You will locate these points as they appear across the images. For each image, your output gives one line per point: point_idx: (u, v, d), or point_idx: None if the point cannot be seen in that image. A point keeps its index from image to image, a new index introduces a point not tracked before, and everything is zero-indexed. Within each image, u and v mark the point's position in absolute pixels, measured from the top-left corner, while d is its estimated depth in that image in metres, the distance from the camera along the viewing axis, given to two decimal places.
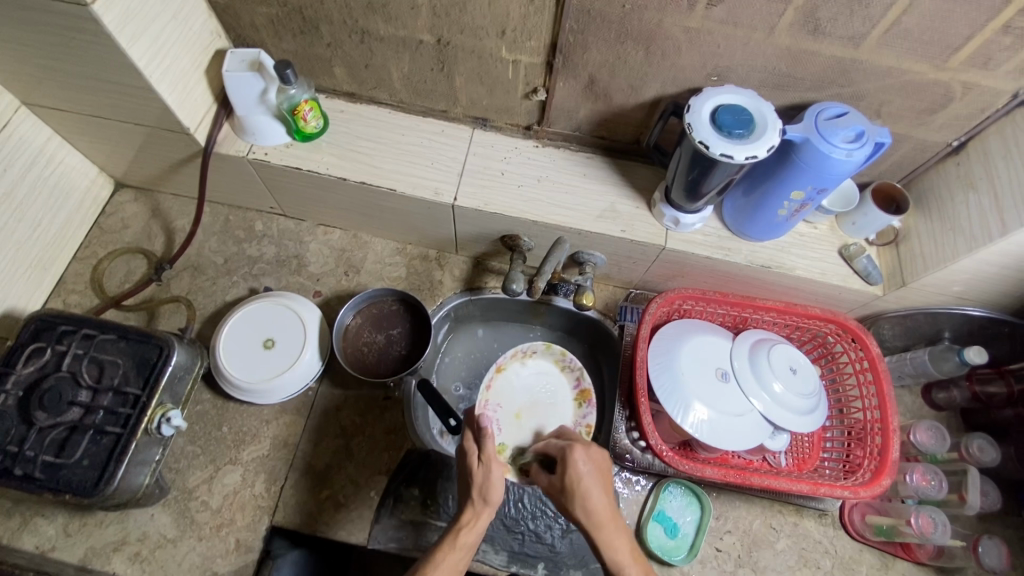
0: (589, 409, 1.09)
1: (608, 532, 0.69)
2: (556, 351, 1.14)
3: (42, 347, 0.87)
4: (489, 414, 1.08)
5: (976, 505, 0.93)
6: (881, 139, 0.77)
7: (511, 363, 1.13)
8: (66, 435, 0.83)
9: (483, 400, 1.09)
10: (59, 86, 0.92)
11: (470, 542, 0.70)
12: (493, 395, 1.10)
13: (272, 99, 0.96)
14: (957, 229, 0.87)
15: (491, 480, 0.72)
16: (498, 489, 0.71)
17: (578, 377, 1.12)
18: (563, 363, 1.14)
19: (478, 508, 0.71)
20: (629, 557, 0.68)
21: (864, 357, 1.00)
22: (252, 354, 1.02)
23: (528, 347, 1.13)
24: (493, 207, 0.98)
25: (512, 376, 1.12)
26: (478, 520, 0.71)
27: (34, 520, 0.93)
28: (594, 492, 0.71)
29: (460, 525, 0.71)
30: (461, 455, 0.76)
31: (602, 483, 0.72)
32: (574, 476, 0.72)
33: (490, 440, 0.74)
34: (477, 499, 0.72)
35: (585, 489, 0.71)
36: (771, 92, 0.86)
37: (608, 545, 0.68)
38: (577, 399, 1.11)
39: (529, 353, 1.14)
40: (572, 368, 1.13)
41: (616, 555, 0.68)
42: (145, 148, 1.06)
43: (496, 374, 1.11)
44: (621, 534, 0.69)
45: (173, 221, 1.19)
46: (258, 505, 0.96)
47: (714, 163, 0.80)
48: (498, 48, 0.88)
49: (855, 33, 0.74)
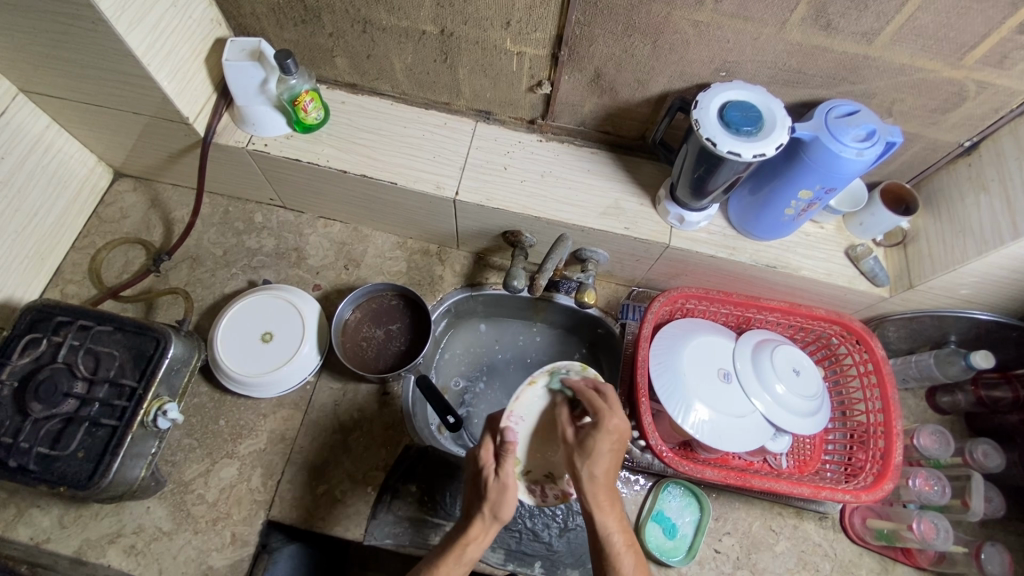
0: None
1: (606, 502, 0.72)
2: (595, 374, 0.84)
3: (38, 337, 0.86)
4: (510, 428, 0.80)
5: (979, 511, 0.91)
6: (892, 138, 0.76)
7: (544, 378, 0.83)
8: (61, 427, 0.82)
9: (506, 412, 0.80)
10: (56, 73, 0.91)
11: (474, 558, 0.70)
12: (521, 409, 0.81)
13: (272, 89, 0.95)
14: (967, 232, 0.85)
15: (504, 498, 0.71)
16: (510, 506, 0.71)
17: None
18: None
19: (487, 522, 0.71)
20: (619, 531, 0.72)
21: (868, 359, 0.98)
22: (251, 348, 1.01)
23: (568, 365, 0.84)
24: (494, 202, 0.97)
25: (545, 394, 0.84)
26: (485, 535, 0.71)
27: (29, 511, 0.93)
28: (607, 460, 0.73)
29: (467, 539, 0.70)
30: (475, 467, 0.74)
31: (617, 455, 0.75)
32: (597, 441, 0.74)
33: (510, 456, 0.72)
34: (486, 514, 0.71)
35: (600, 455, 0.73)
36: (780, 88, 0.84)
37: (602, 515, 0.72)
38: None
39: (565, 370, 0.86)
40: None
41: (608, 527, 0.71)
42: (143, 137, 1.04)
43: (528, 389, 0.82)
44: (616, 510, 0.73)
45: (172, 212, 1.18)
46: (254, 499, 0.96)
47: (721, 161, 0.79)
48: (503, 40, 0.86)
49: (869, 29, 0.72)
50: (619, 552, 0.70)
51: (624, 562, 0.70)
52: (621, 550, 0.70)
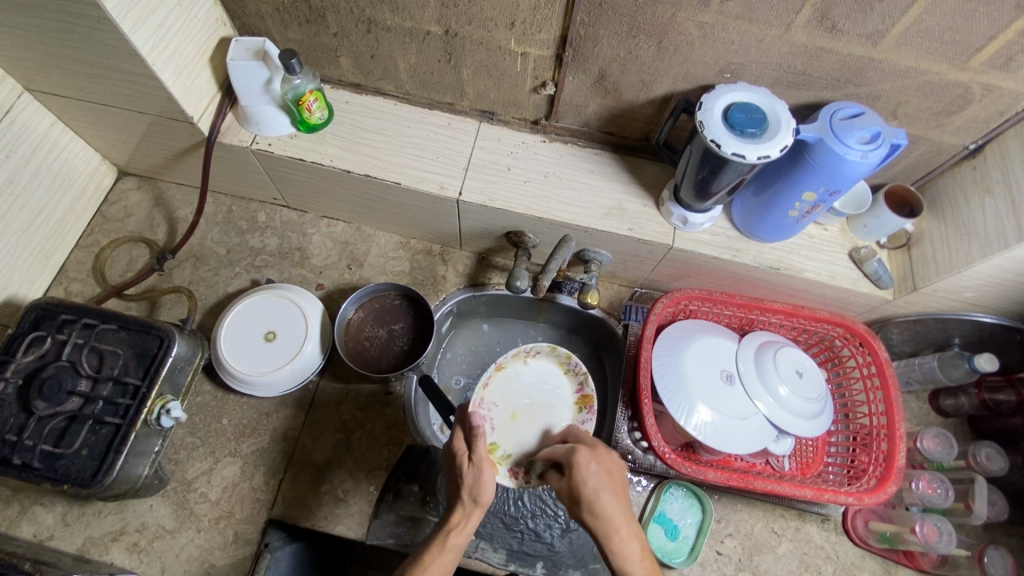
0: (588, 416, 1.05)
1: (621, 538, 0.68)
2: (562, 352, 1.09)
3: (42, 335, 0.86)
4: (485, 411, 1.04)
5: (983, 515, 0.92)
6: (897, 140, 0.75)
7: (511, 361, 1.08)
8: (65, 425, 0.82)
9: (479, 397, 1.05)
10: (61, 72, 0.91)
11: (460, 544, 0.69)
12: (490, 393, 1.05)
13: (277, 89, 0.95)
14: (972, 235, 0.85)
15: (481, 482, 0.70)
16: (488, 490, 0.70)
17: (582, 382, 1.07)
18: (567, 366, 1.09)
19: (468, 508, 0.71)
20: (642, 566, 0.67)
21: (872, 362, 0.98)
22: (253, 347, 1.01)
23: (533, 348, 1.08)
24: (498, 203, 0.97)
25: (512, 375, 1.08)
26: (468, 521, 0.71)
27: (33, 508, 0.93)
28: (603, 492, 0.70)
29: (449, 526, 0.70)
30: (451, 455, 0.74)
31: (613, 486, 0.71)
32: (580, 481, 0.72)
33: (481, 441, 0.71)
34: (467, 500, 0.71)
35: (593, 490, 0.71)
36: (785, 90, 0.84)
37: (619, 552, 0.67)
38: (578, 405, 1.06)
39: (531, 353, 1.09)
40: (576, 372, 1.08)
41: (628, 562, 0.67)
42: (147, 136, 1.05)
43: (495, 373, 1.07)
44: (635, 541, 0.68)
45: (176, 211, 1.19)
46: (257, 497, 0.96)
47: (725, 162, 0.79)
48: (507, 40, 0.86)
49: (874, 30, 0.72)
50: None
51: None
52: None
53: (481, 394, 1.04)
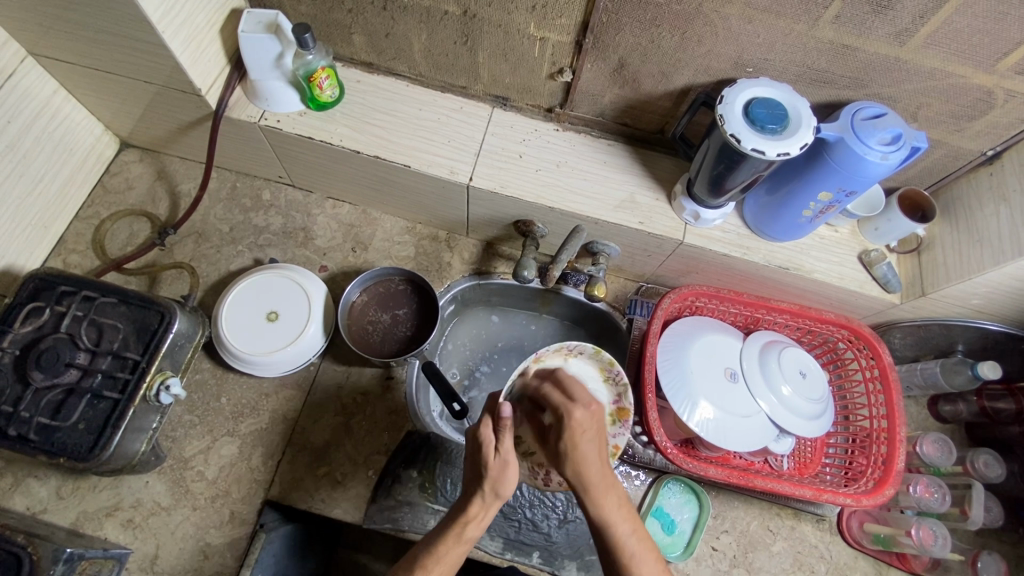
0: (620, 431, 0.87)
1: (600, 492, 0.64)
2: (605, 358, 0.88)
3: (41, 306, 0.85)
4: None
5: (978, 521, 0.93)
6: (917, 143, 0.75)
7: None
8: (62, 398, 0.81)
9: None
10: (66, 36, 0.89)
11: (474, 534, 0.68)
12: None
13: (288, 64, 0.93)
14: (984, 242, 0.85)
15: (506, 475, 0.66)
16: (511, 484, 0.66)
17: (620, 394, 0.88)
18: (609, 374, 0.88)
19: (488, 501, 0.67)
20: (620, 518, 0.65)
21: (875, 365, 0.98)
22: (255, 327, 1.00)
23: (576, 348, 0.87)
24: (508, 190, 0.96)
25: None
26: (485, 513, 0.68)
27: (27, 481, 0.92)
28: (587, 449, 0.66)
29: (466, 519, 0.67)
30: (473, 442, 0.68)
31: (598, 438, 0.67)
32: (567, 437, 0.67)
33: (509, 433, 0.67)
34: (487, 494, 0.67)
35: (576, 446, 0.66)
36: (806, 87, 0.83)
37: (600, 504, 0.64)
38: (612, 417, 0.88)
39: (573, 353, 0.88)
40: (616, 382, 0.88)
41: (607, 517, 0.64)
42: (153, 107, 1.02)
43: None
44: (613, 493, 0.65)
45: (178, 185, 1.16)
46: (254, 478, 0.95)
47: (743, 157, 0.78)
48: (527, 24, 0.84)
49: (902, 29, 0.71)
50: (624, 542, 0.64)
51: (631, 550, 0.64)
52: (627, 537, 0.64)
53: None
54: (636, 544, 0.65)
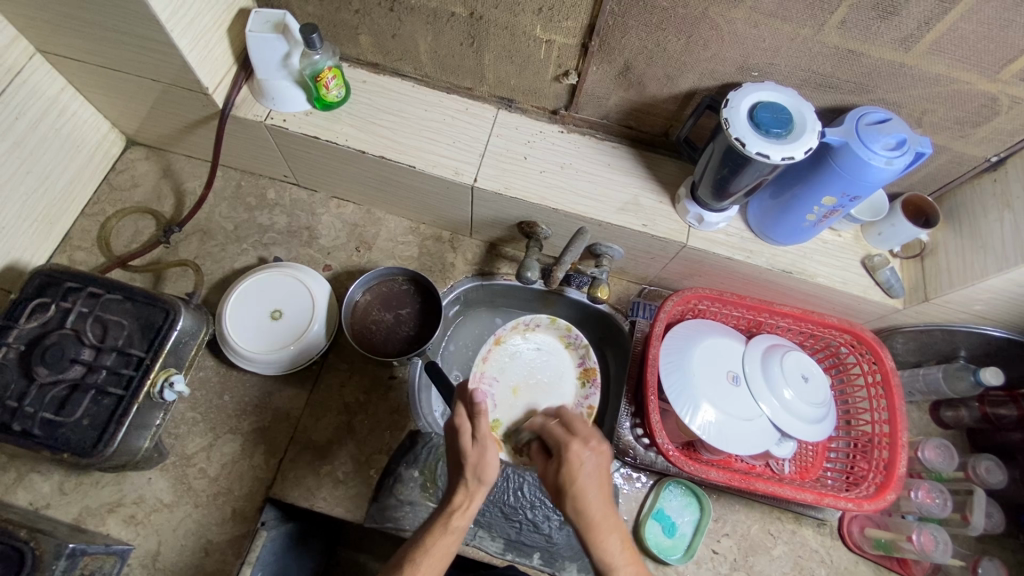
0: (591, 390, 1.07)
1: (602, 535, 0.66)
2: (562, 326, 1.10)
3: (46, 302, 0.85)
4: (485, 386, 1.06)
5: (979, 526, 0.93)
6: (921, 149, 0.75)
7: (510, 335, 1.10)
8: (66, 393, 0.81)
9: (479, 371, 1.06)
10: (75, 34, 0.89)
11: (461, 525, 0.69)
12: (489, 368, 1.07)
13: (295, 64, 0.94)
14: (988, 247, 0.85)
15: (485, 460, 0.69)
16: (492, 470, 0.69)
17: (583, 356, 1.09)
18: (568, 340, 1.10)
19: (472, 488, 0.70)
20: (622, 559, 0.66)
21: (877, 370, 0.98)
22: (258, 325, 1.00)
23: (530, 321, 1.09)
24: (512, 192, 0.96)
25: (511, 349, 1.10)
26: (471, 502, 0.70)
27: (30, 476, 0.93)
28: (589, 489, 0.69)
29: (452, 508, 0.69)
30: (452, 432, 0.73)
31: (601, 479, 0.70)
32: (571, 474, 0.70)
33: (484, 419, 0.71)
34: (470, 480, 0.70)
35: (581, 485, 0.69)
36: (811, 92, 0.83)
37: (601, 546, 0.66)
38: (581, 378, 1.09)
39: (531, 326, 1.10)
40: (577, 347, 1.10)
41: (610, 558, 0.66)
42: (160, 105, 1.03)
43: (494, 347, 1.09)
44: (614, 534, 0.67)
45: (184, 183, 1.17)
46: (256, 475, 0.95)
47: (747, 161, 0.78)
48: (533, 26, 0.85)
49: (907, 35, 0.71)
50: None
51: None
52: None
53: (481, 367, 1.06)
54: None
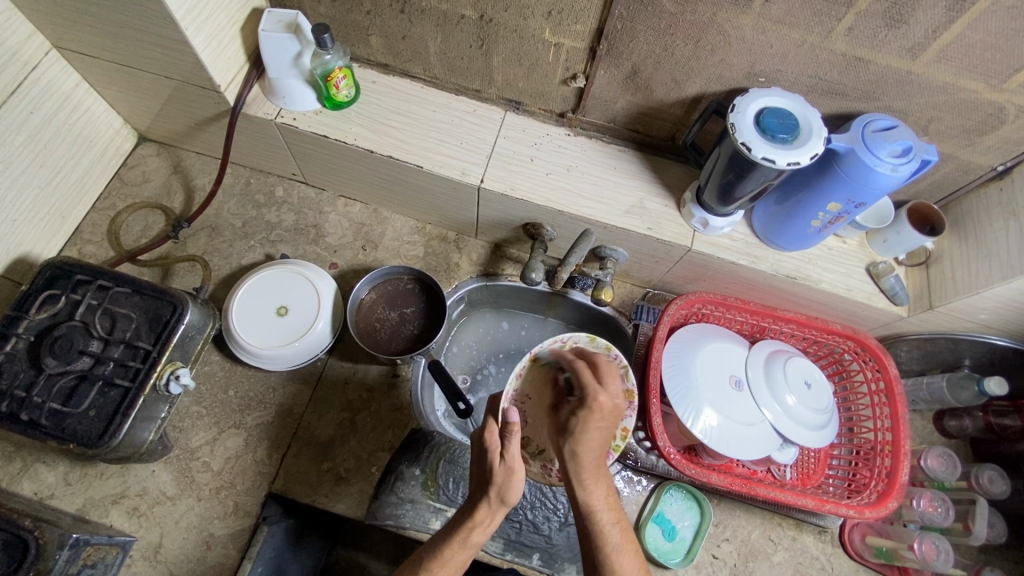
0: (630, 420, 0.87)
1: (591, 479, 0.68)
2: (602, 347, 0.88)
3: (56, 294, 0.86)
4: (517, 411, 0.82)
5: (981, 537, 0.92)
6: (928, 156, 0.75)
7: (544, 352, 0.87)
8: (73, 384, 0.82)
9: (511, 392, 0.83)
10: (91, 31, 0.91)
11: (479, 540, 0.69)
12: (524, 386, 0.84)
13: (306, 63, 0.95)
14: (993, 256, 0.85)
15: (511, 482, 0.68)
16: (516, 491, 0.68)
17: (623, 378, 0.88)
18: (610, 360, 0.87)
19: (493, 507, 0.68)
20: (604, 505, 0.69)
21: (880, 378, 0.98)
22: (264, 321, 1.01)
23: (570, 337, 0.87)
24: (518, 193, 0.96)
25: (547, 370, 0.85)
26: (492, 519, 0.69)
27: (35, 466, 0.94)
28: (596, 434, 0.69)
29: (473, 525, 0.68)
30: (479, 447, 0.71)
31: (608, 430, 0.70)
32: (585, 417, 0.69)
33: (516, 440, 0.69)
34: (494, 499, 0.68)
35: (590, 431, 0.68)
36: (818, 98, 0.84)
37: (587, 489, 0.68)
38: None
39: (567, 342, 0.88)
40: (618, 368, 0.88)
41: (593, 502, 0.68)
42: (172, 102, 1.04)
43: (529, 364, 0.85)
44: (603, 483, 0.69)
45: (194, 179, 1.18)
46: (259, 470, 0.96)
47: (753, 166, 0.78)
48: (542, 29, 0.85)
49: (914, 43, 0.71)
50: (605, 529, 0.67)
51: (609, 539, 0.67)
52: (608, 525, 0.67)
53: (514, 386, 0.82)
54: (616, 534, 0.68)
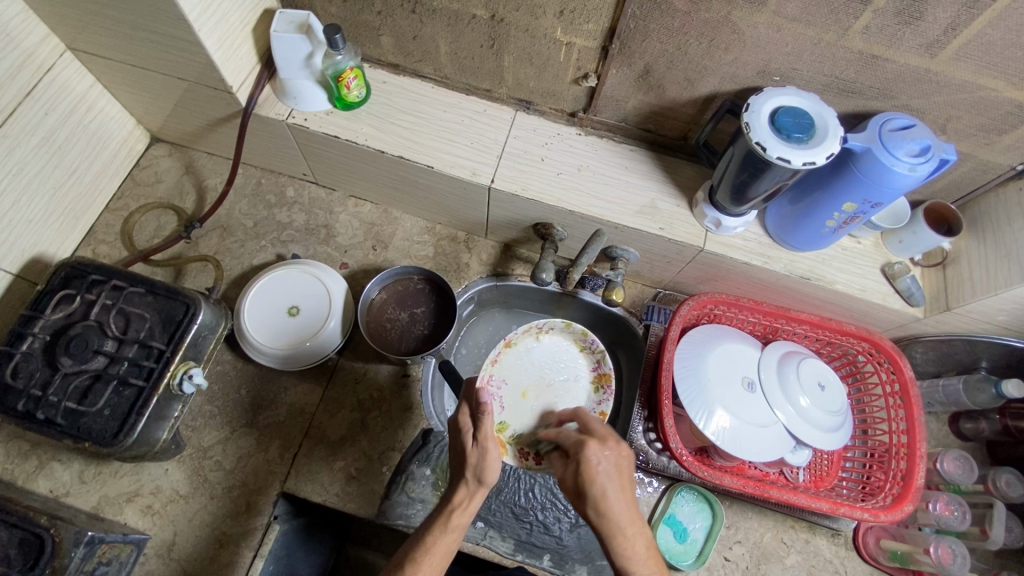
0: (606, 395, 1.05)
1: (625, 538, 0.65)
2: (577, 330, 1.08)
3: (71, 294, 0.87)
4: (492, 388, 1.04)
5: (998, 541, 0.91)
6: (946, 156, 0.74)
7: (522, 338, 1.09)
8: (89, 383, 0.83)
9: (488, 374, 1.05)
10: (104, 33, 0.91)
11: (462, 524, 0.69)
12: (497, 370, 1.06)
13: (317, 64, 0.95)
14: (1013, 256, 0.84)
15: (486, 461, 0.70)
16: (493, 470, 0.69)
17: (599, 361, 1.08)
18: (583, 343, 1.09)
19: (472, 488, 0.70)
20: (645, 565, 0.65)
21: (896, 380, 0.97)
22: (276, 321, 1.01)
23: (547, 325, 1.08)
24: (529, 193, 0.96)
25: (522, 352, 1.08)
26: (471, 501, 0.70)
27: (50, 465, 0.95)
28: (610, 490, 0.66)
29: (453, 506, 0.70)
30: (456, 430, 0.74)
31: (621, 483, 0.67)
32: (589, 476, 0.67)
33: (488, 419, 0.71)
34: (471, 480, 0.70)
35: (602, 485, 0.66)
36: (833, 97, 0.83)
37: (624, 550, 0.64)
38: (595, 382, 1.07)
39: (545, 330, 1.09)
40: (592, 351, 1.08)
41: (631, 562, 0.64)
42: (184, 103, 1.05)
43: (504, 350, 1.08)
44: (640, 541, 0.65)
45: (206, 180, 1.19)
46: (271, 469, 0.96)
47: (767, 166, 0.78)
48: (554, 29, 0.85)
49: (932, 41, 0.70)
50: None
51: None
52: None
53: (489, 370, 1.04)
54: None
